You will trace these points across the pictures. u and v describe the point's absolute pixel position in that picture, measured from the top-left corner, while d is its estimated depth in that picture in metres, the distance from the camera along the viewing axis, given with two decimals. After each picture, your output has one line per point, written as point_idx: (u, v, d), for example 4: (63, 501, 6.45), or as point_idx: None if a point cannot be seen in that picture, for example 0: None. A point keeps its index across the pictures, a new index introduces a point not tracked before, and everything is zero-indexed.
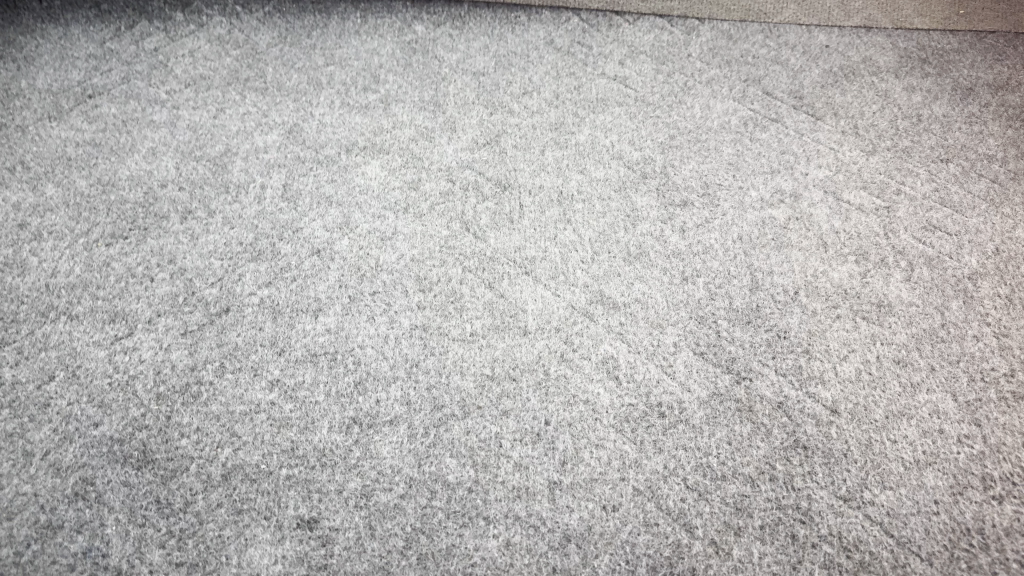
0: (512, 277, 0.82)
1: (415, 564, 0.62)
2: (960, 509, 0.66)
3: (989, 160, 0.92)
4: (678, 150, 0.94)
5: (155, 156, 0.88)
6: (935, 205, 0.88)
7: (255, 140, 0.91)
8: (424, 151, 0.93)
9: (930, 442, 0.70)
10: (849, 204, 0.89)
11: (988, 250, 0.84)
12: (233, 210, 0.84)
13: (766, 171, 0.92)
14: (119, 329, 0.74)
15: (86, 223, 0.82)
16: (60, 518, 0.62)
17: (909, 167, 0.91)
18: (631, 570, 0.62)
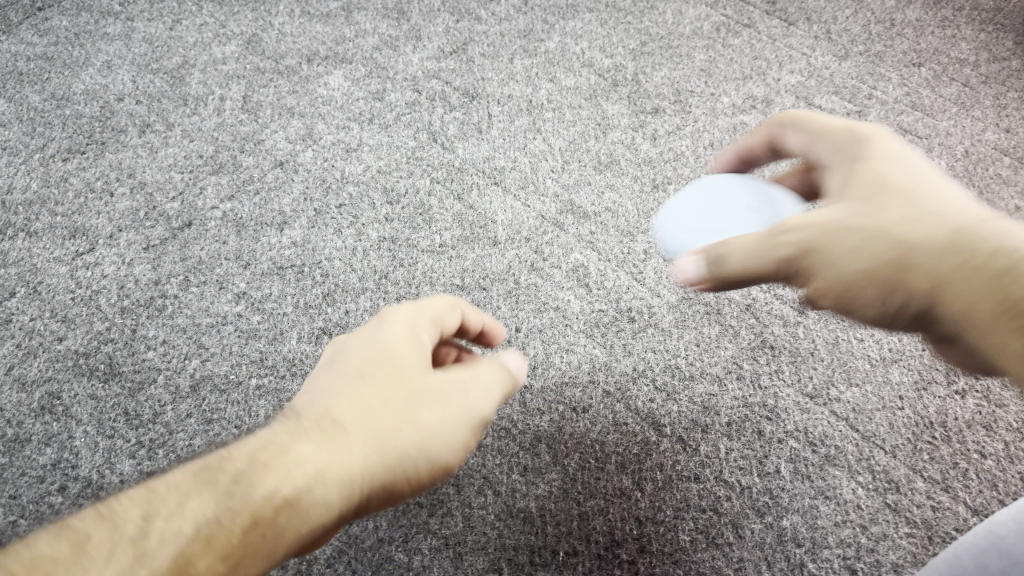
0: (481, 188, 0.79)
1: None
2: (924, 404, 0.67)
3: (961, 64, 0.89)
4: (650, 57, 0.89)
5: (110, 69, 0.87)
6: (907, 109, 0.85)
7: (212, 51, 0.89)
8: (387, 59, 0.88)
9: (896, 340, 0.71)
10: (820, 108, 0.85)
11: (958, 153, 0.82)
12: (190, 122, 0.83)
13: (738, 77, 0.87)
14: (80, 244, 0.75)
15: (42, 139, 0.82)
16: (27, 432, 0.65)
17: (881, 73, 0.88)
18: (600, 467, 0.64)
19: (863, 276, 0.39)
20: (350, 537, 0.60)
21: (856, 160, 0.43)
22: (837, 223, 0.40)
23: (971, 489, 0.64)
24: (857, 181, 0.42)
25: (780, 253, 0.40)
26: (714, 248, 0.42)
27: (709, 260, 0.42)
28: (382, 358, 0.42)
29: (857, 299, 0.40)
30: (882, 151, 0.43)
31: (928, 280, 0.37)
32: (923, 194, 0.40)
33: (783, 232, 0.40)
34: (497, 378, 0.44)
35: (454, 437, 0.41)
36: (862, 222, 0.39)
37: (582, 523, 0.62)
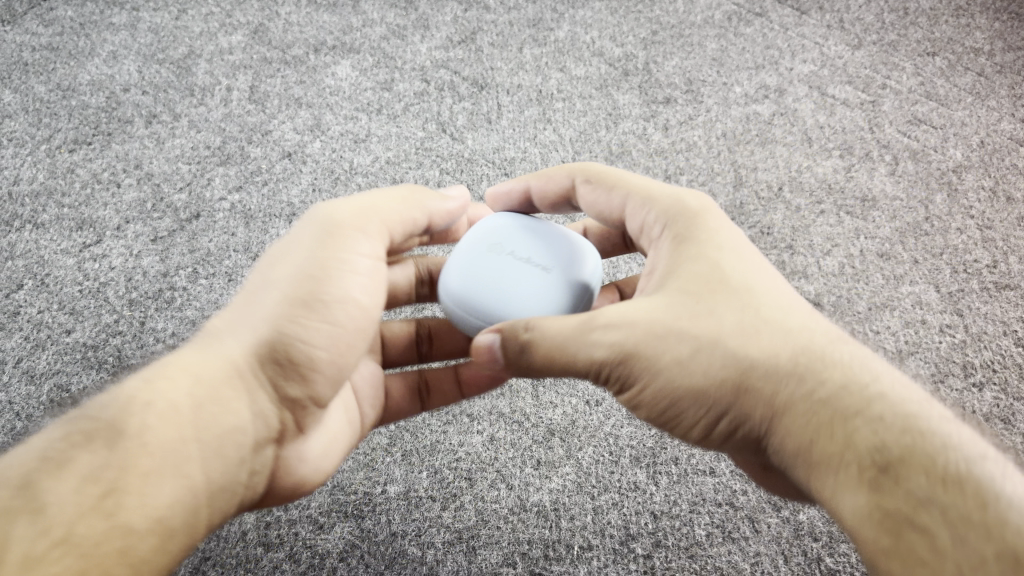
0: (492, 179, 0.78)
1: (399, 460, 0.63)
2: (941, 397, 0.67)
3: (975, 54, 0.88)
4: (661, 46, 0.88)
5: (116, 59, 0.86)
6: (921, 98, 0.84)
7: (218, 41, 0.88)
8: (395, 49, 0.87)
9: (913, 332, 0.70)
10: (834, 98, 0.84)
11: (973, 143, 0.81)
12: (197, 112, 0.82)
13: (750, 67, 0.86)
14: (87, 236, 0.74)
15: (48, 130, 0.81)
16: (36, 425, 0.65)
17: (895, 62, 0.87)
18: (614, 461, 0.63)
19: (680, 392, 0.39)
20: (363, 532, 0.60)
21: (682, 242, 0.44)
22: (671, 323, 0.40)
23: None
24: (687, 274, 0.42)
25: (602, 354, 0.40)
26: (529, 331, 0.41)
27: (510, 343, 0.41)
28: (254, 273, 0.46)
29: (666, 411, 0.40)
30: (712, 246, 0.43)
31: (766, 409, 0.38)
32: (759, 308, 0.40)
33: (603, 329, 0.40)
34: (377, 197, 0.47)
35: (334, 264, 0.43)
36: (692, 331, 0.39)
37: (596, 517, 0.61)
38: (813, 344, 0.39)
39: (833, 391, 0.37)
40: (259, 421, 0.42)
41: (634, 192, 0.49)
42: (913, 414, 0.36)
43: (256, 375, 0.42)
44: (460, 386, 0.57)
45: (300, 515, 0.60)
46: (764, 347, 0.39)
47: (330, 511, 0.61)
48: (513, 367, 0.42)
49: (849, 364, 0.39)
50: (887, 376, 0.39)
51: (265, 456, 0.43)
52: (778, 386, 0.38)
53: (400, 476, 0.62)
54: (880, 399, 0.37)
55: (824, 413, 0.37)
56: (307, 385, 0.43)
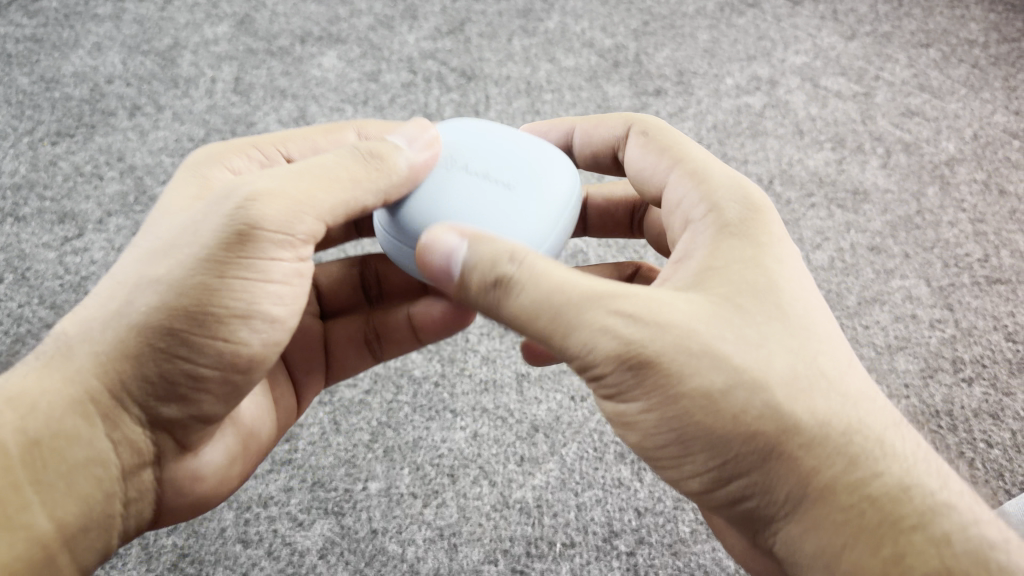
0: None
1: (381, 456, 0.62)
2: (930, 392, 0.66)
3: (969, 45, 0.87)
4: (652, 37, 0.86)
5: (100, 50, 0.85)
6: (914, 90, 0.83)
7: (203, 32, 0.87)
8: (382, 40, 0.86)
9: (902, 327, 0.69)
10: (826, 90, 0.83)
11: (966, 136, 0.80)
12: (181, 104, 0.81)
13: (742, 58, 0.85)
14: (69, 230, 0.73)
15: (30, 122, 0.80)
16: None
17: (888, 54, 0.86)
18: (598, 457, 0.62)
19: (694, 428, 0.33)
20: (343, 529, 0.59)
21: (730, 238, 0.38)
22: (713, 340, 0.33)
23: (977, 479, 0.62)
24: (727, 279, 0.36)
25: (614, 345, 0.33)
26: (518, 267, 0.34)
27: (483, 271, 0.34)
28: (134, 243, 0.38)
29: (667, 444, 0.34)
30: (773, 259, 0.37)
31: (799, 479, 0.32)
32: (820, 358, 0.34)
33: (623, 316, 0.33)
34: (318, 168, 0.36)
35: (240, 262, 0.35)
36: (735, 359, 0.33)
37: (579, 514, 0.60)
38: (872, 423, 0.34)
39: (888, 489, 0.32)
40: (129, 450, 0.38)
41: (678, 161, 0.43)
42: (970, 535, 0.32)
43: (123, 397, 0.36)
44: (413, 329, 0.51)
45: (280, 512, 0.60)
46: (824, 411, 0.33)
47: (310, 508, 0.60)
48: (475, 294, 0.35)
49: (911, 458, 0.34)
50: (946, 478, 0.34)
51: (141, 479, 0.39)
52: (825, 464, 0.32)
53: (381, 472, 0.61)
54: (942, 514, 0.32)
55: (872, 513, 0.32)
56: (187, 403, 0.38)
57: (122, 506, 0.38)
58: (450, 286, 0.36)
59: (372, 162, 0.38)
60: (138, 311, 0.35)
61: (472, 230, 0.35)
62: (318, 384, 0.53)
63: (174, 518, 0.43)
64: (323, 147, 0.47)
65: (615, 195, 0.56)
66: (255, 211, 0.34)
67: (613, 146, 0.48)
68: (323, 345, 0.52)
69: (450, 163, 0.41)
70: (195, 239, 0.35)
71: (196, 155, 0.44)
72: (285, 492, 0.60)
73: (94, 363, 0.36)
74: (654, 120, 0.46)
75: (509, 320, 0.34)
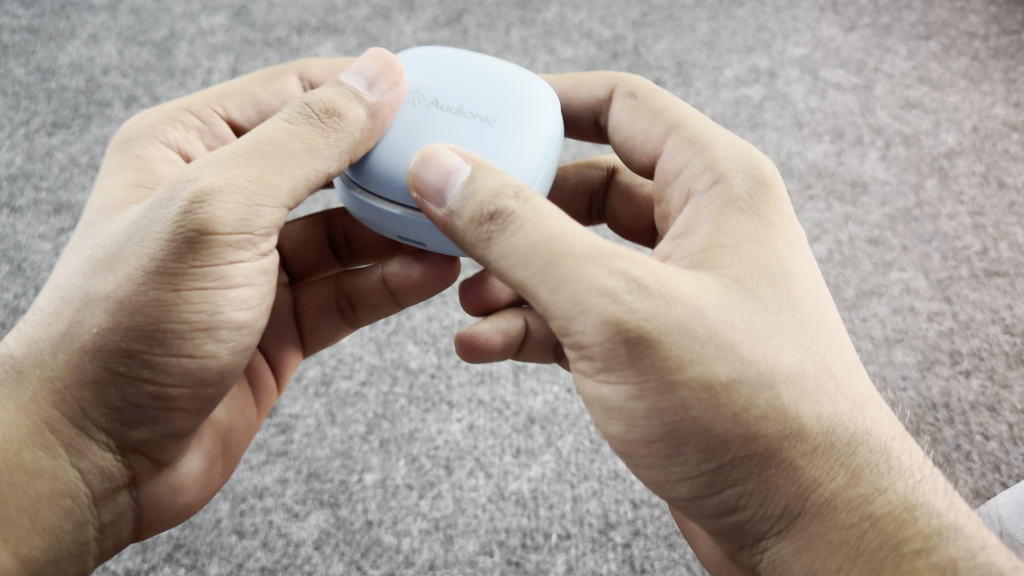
0: None
1: (377, 448, 0.62)
2: (927, 384, 0.66)
3: (970, 37, 0.86)
4: (650, 28, 0.86)
5: (95, 41, 0.85)
6: (914, 82, 0.83)
7: (200, 23, 0.86)
8: (379, 31, 0.86)
9: (900, 319, 0.69)
10: (825, 82, 0.83)
11: (965, 129, 0.80)
12: (176, 95, 0.81)
13: (741, 50, 0.85)
14: (65, 221, 0.73)
15: (26, 113, 0.80)
16: None
17: (888, 46, 0.86)
18: (595, 449, 0.62)
19: (691, 422, 0.32)
20: (339, 520, 0.59)
21: (735, 213, 0.37)
22: (721, 329, 0.33)
23: (973, 472, 0.62)
24: (732, 262, 0.35)
25: (612, 310, 0.32)
26: (523, 204, 0.33)
27: (482, 202, 0.34)
28: (74, 251, 0.37)
29: (657, 440, 0.34)
30: (786, 242, 0.37)
31: (799, 491, 0.34)
32: (828, 358, 0.35)
33: (627, 281, 0.32)
34: (266, 157, 0.35)
35: (197, 271, 0.35)
36: (743, 354, 0.33)
37: (575, 506, 0.60)
38: (873, 435, 0.35)
39: (890, 507, 0.34)
40: (99, 476, 0.38)
41: (674, 126, 0.42)
42: (974, 559, 0.34)
43: (85, 424, 0.36)
44: (390, 291, 0.51)
45: (275, 503, 0.60)
46: (829, 420, 0.34)
47: (306, 499, 0.60)
48: (465, 225, 0.34)
49: (915, 476, 0.35)
50: (953, 502, 0.36)
51: (116, 501, 0.39)
52: (828, 478, 0.34)
53: (377, 463, 0.61)
54: (948, 539, 0.34)
55: (871, 533, 0.34)
56: (159, 424, 0.38)
57: (97, 531, 0.39)
58: (436, 213, 0.35)
59: (327, 121, 0.36)
60: (92, 332, 0.35)
61: (474, 154, 0.35)
62: (295, 355, 0.52)
63: (162, 528, 0.43)
64: (263, 99, 0.47)
65: (590, 171, 0.54)
66: (203, 215, 0.34)
67: (595, 110, 0.47)
68: (294, 315, 0.51)
69: (419, 98, 0.41)
70: (142, 251, 0.34)
71: (126, 135, 0.43)
72: (280, 484, 0.60)
73: (51, 391, 0.36)
74: (640, 82, 0.46)
75: (496, 256, 0.33)
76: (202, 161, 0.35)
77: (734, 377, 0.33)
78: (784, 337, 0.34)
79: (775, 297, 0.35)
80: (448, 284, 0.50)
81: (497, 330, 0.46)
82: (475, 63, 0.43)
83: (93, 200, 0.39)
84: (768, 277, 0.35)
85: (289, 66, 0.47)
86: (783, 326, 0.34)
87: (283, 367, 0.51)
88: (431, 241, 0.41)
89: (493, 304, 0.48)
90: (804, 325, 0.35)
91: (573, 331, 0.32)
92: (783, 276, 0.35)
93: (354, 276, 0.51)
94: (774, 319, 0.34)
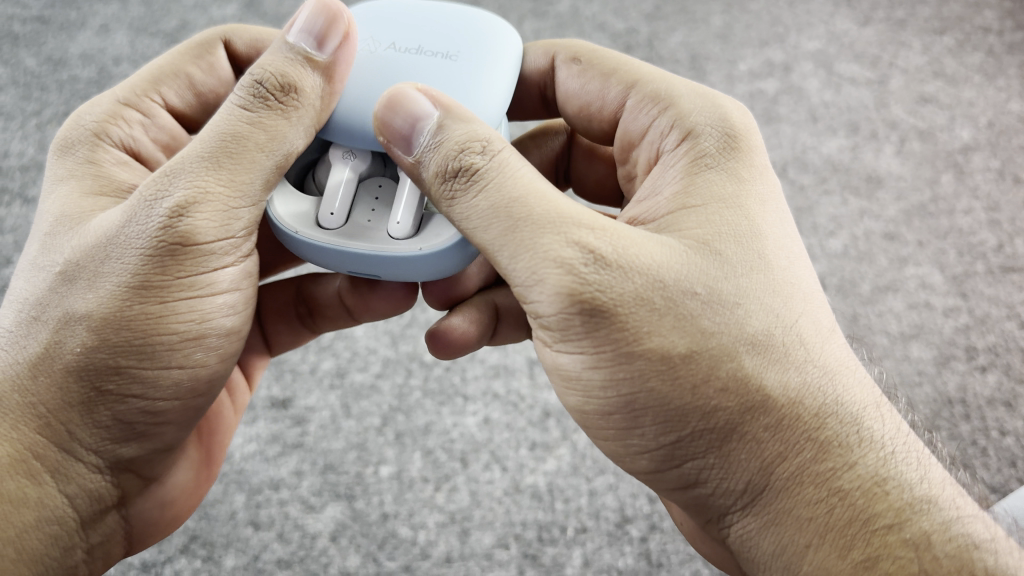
0: None
1: (392, 441, 0.62)
2: (944, 379, 0.66)
3: (985, 32, 0.86)
4: (664, 22, 0.85)
5: (106, 32, 0.84)
6: (929, 77, 0.83)
7: (211, 14, 0.86)
8: None
9: (917, 314, 0.69)
10: (840, 77, 0.82)
11: (981, 124, 0.80)
12: None
13: (755, 43, 0.84)
14: None
15: (37, 103, 0.80)
16: None
17: (903, 40, 0.85)
18: None
19: (646, 395, 0.33)
20: (355, 512, 0.59)
21: (704, 174, 0.37)
22: (682, 296, 0.33)
23: (990, 467, 0.62)
24: (695, 226, 0.35)
25: (567, 281, 0.31)
26: (489, 161, 0.33)
27: (446, 157, 0.33)
28: (36, 267, 0.36)
29: (615, 413, 0.34)
30: (757, 201, 0.36)
31: (761, 465, 0.33)
32: (800, 322, 0.34)
33: (585, 251, 0.32)
34: (235, 157, 0.34)
35: (183, 281, 0.35)
36: (704, 325, 0.32)
37: (592, 500, 0.60)
38: (846, 404, 0.34)
39: (860, 482, 0.33)
40: (88, 499, 0.37)
41: (632, 85, 0.43)
42: (950, 532, 0.33)
43: (71, 446, 0.36)
44: (348, 309, 0.51)
45: (291, 495, 0.60)
46: (796, 390, 0.33)
47: (322, 491, 0.60)
48: (430, 179, 0.34)
49: (889, 447, 0.33)
50: (930, 470, 0.34)
51: (104, 522, 0.39)
52: (792, 452, 0.33)
53: (392, 456, 0.61)
54: (922, 512, 0.33)
55: (841, 509, 0.32)
56: (147, 438, 0.38)
57: (86, 553, 0.39)
58: (403, 160, 0.35)
59: (286, 101, 0.35)
60: (75, 350, 0.34)
61: (441, 97, 0.35)
62: (261, 358, 0.53)
63: (153, 539, 0.44)
64: (197, 79, 0.48)
65: (549, 140, 0.55)
66: (186, 226, 0.34)
67: (542, 84, 0.48)
68: (258, 322, 0.52)
69: (379, 44, 0.42)
70: (122, 267, 0.34)
71: (67, 137, 0.42)
72: (296, 476, 0.60)
73: (34, 415, 0.35)
74: (582, 44, 0.47)
75: (462, 215, 0.34)
76: (169, 167, 0.34)
77: (691, 348, 0.32)
78: (748, 302, 0.33)
79: (742, 259, 0.34)
80: (414, 302, 0.50)
81: (469, 320, 0.45)
82: (427, 8, 0.44)
83: (46, 211, 0.38)
84: (736, 239, 0.35)
85: (214, 36, 0.48)
86: (748, 291, 0.33)
87: (251, 372, 0.52)
88: (387, 273, 0.40)
89: (459, 297, 0.48)
90: (772, 287, 0.34)
91: (530, 300, 0.33)
92: (751, 237, 0.35)
93: (316, 283, 0.51)
94: (738, 283, 0.34)
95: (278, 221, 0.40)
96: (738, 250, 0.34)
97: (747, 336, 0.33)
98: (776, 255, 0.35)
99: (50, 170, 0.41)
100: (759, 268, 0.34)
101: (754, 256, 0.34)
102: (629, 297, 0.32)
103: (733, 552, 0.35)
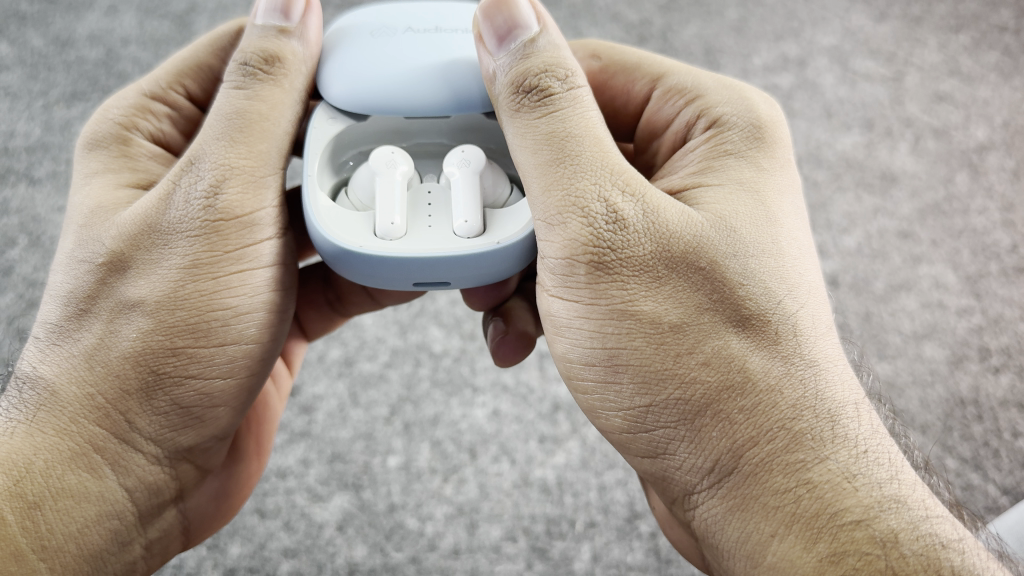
0: None
1: (400, 431, 0.61)
2: (956, 379, 0.65)
3: (1001, 31, 0.84)
4: (678, 13, 0.84)
5: (114, 12, 0.83)
6: (945, 75, 0.82)
7: None
8: None
9: (930, 314, 0.68)
10: (854, 74, 0.82)
11: (996, 123, 0.79)
12: None
13: (771, 37, 0.83)
14: None
15: (44, 84, 0.79)
16: None
17: (918, 37, 0.84)
18: None
19: (630, 356, 0.33)
20: (362, 502, 0.59)
21: (727, 159, 0.37)
22: (687, 267, 0.33)
23: (1002, 469, 0.62)
24: (709, 203, 0.35)
25: (585, 232, 0.33)
26: (567, 89, 0.34)
27: (529, 71, 0.34)
28: (74, 259, 0.36)
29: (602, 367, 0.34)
30: (775, 191, 0.36)
31: (731, 443, 0.32)
32: (800, 313, 0.33)
33: (610, 209, 0.33)
34: (245, 126, 0.36)
35: (231, 255, 0.35)
36: (696, 297, 0.33)
37: (601, 494, 0.60)
38: (826, 399, 0.32)
39: (829, 476, 0.31)
40: (147, 492, 0.37)
41: (659, 78, 0.43)
42: (917, 531, 0.30)
43: (130, 437, 0.35)
44: (370, 291, 0.52)
45: (298, 484, 0.59)
46: (779, 376, 0.32)
47: (329, 480, 0.59)
48: (505, 86, 0.35)
49: (862, 445, 0.31)
50: (901, 471, 0.32)
51: (164, 517, 0.39)
52: (762, 437, 0.31)
53: (400, 446, 0.61)
54: (889, 511, 0.30)
55: (807, 501, 0.30)
56: (203, 424, 0.37)
57: (145, 550, 0.38)
58: (491, 56, 0.36)
59: (272, 70, 0.37)
60: (131, 339, 0.35)
61: (545, 15, 0.36)
62: (300, 344, 0.53)
63: (209, 530, 0.44)
64: (219, 70, 0.47)
65: None
66: (223, 205, 0.35)
67: None
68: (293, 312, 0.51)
69: (397, 29, 0.41)
70: (174, 252, 0.35)
71: (95, 132, 0.42)
72: (303, 464, 0.60)
73: (92, 407, 0.34)
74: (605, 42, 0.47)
75: (519, 130, 0.35)
76: (191, 153, 0.35)
77: (679, 316, 0.32)
78: (745, 281, 0.33)
79: (755, 241, 0.34)
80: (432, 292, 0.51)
81: (529, 321, 0.48)
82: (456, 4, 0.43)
83: (80, 203, 0.38)
84: (752, 221, 0.34)
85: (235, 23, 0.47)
86: (749, 271, 0.33)
87: (290, 358, 0.52)
88: (458, 280, 0.37)
89: (505, 294, 0.49)
90: (775, 274, 0.33)
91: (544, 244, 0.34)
92: (767, 220, 0.34)
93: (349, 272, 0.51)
94: (739, 262, 0.33)
95: (336, 237, 0.37)
96: (747, 231, 0.34)
97: (738, 313, 0.32)
98: (784, 246, 0.34)
99: (80, 166, 0.41)
100: (769, 255, 0.34)
101: (767, 237, 0.34)
102: (637, 261, 0.33)
103: (696, 537, 0.34)
